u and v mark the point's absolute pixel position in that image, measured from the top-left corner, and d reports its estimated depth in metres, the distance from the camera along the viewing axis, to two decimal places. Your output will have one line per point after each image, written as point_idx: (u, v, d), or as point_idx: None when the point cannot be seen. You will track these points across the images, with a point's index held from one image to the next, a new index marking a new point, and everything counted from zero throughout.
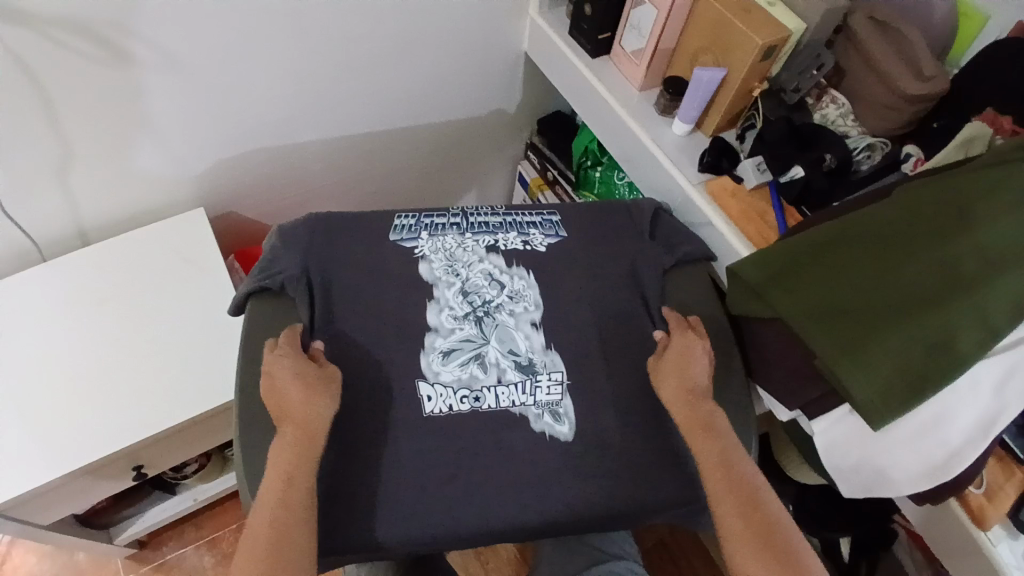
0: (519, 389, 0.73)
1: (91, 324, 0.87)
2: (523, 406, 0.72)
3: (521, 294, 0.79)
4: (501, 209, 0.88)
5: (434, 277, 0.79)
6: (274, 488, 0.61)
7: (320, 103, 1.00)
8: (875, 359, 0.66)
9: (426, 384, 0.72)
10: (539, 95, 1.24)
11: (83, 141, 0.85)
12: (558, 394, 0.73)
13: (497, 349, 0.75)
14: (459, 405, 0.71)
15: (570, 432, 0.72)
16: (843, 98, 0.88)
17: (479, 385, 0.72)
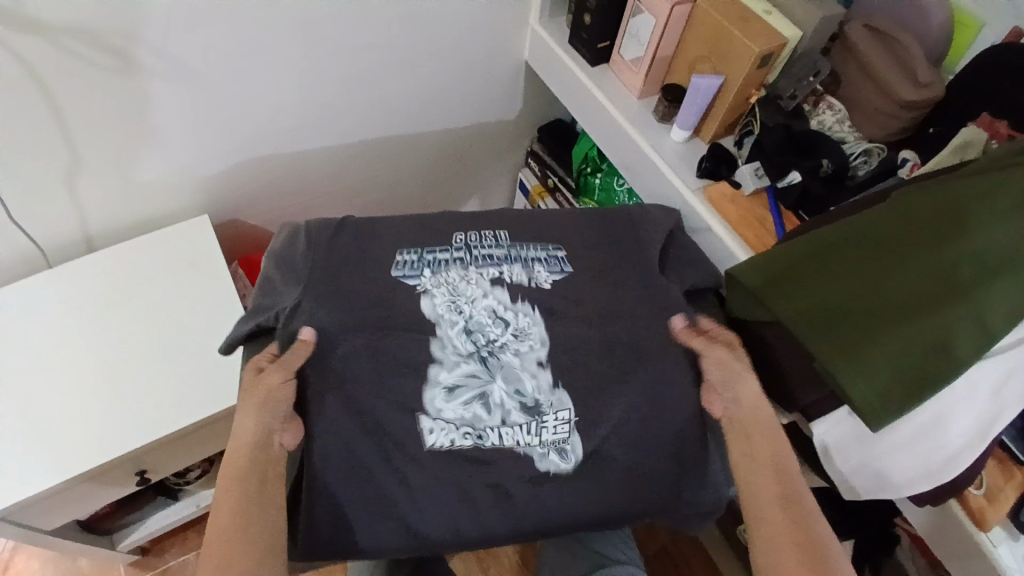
0: (524, 430, 0.70)
1: (96, 329, 0.88)
2: (528, 446, 0.69)
3: (526, 332, 0.74)
4: (505, 241, 0.82)
5: (437, 314, 0.73)
6: (247, 486, 0.61)
7: (324, 112, 1.01)
8: (874, 362, 0.67)
9: (427, 419, 0.68)
10: (540, 104, 1.25)
11: (90, 149, 0.86)
12: (566, 433, 0.69)
13: (503, 388, 0.71)
14: (461, 442, 0.69)
15: (572, 467, 0.69)
16: (839, 105, 0.88)
17: (482, 425, 0.69)
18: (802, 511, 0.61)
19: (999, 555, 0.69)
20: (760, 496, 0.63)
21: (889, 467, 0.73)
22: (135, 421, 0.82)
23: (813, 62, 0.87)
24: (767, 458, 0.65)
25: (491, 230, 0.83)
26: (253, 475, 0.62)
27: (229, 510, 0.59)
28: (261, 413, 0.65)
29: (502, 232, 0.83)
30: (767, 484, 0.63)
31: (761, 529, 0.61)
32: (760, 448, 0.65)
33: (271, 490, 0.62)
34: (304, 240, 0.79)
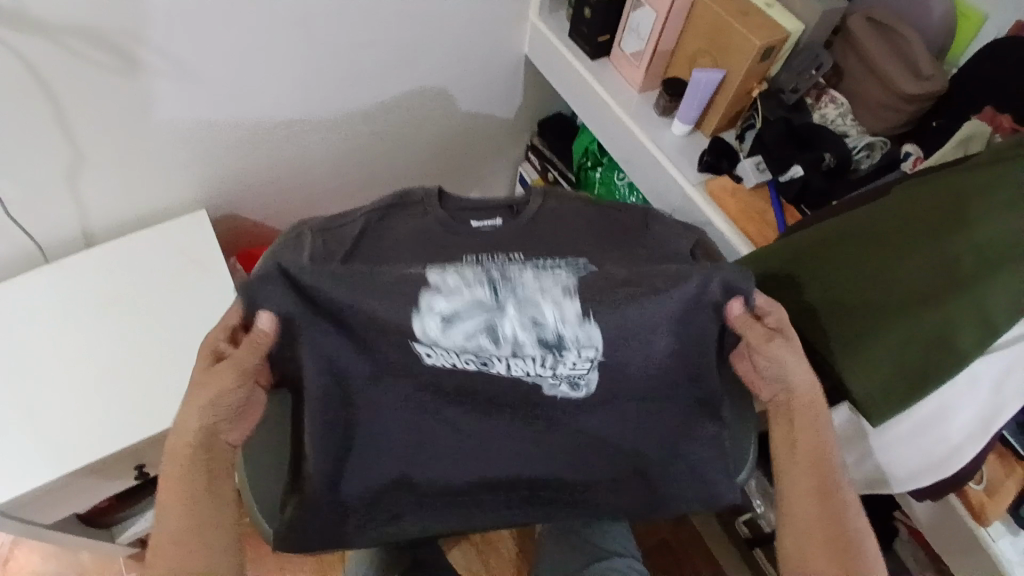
0: (536, 362, 0.60)
1: (95, 325, 0.88)
2: (539, 375, 0.62)
3: (552, 269, 0.58)
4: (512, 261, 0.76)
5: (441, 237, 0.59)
6: (187, 476, 0.58)
7: (325, 108, 1.01)
8: (876, 357, 0.69)
9: (422, 344, 0.58)
10: (540, 98, 1.25)
11: (90, 147, 0.86)
12: (584, 369, 0.61)
13: (514, 319, 0.58)
14: (464, 367, 0.60)
15: (585, 396, 0.65)
16: (842, 98, 0.88)
17: (489, 355, 0.59)
18: (839, 510, 0.60)
19: (998, 549, 0.69)
20: (796, 486, 0.62)
21: (894, 461, 0.74)
22: (135, 416, 0.82)
23: (814, 55, 0.85)
24: (810, 454, 0.62)
25: (500, 251, 0.77)
26: (199, 465, 0.58)
27: (175, 515, 0.57)
28: (207, 411, 0.58)
29: (512, 253, 0.76)
30: (806, 478, 0.62)
31: (795, 521, 0.62)
32: (801, 444, 0.63)
33: (219, 479, 0.60)
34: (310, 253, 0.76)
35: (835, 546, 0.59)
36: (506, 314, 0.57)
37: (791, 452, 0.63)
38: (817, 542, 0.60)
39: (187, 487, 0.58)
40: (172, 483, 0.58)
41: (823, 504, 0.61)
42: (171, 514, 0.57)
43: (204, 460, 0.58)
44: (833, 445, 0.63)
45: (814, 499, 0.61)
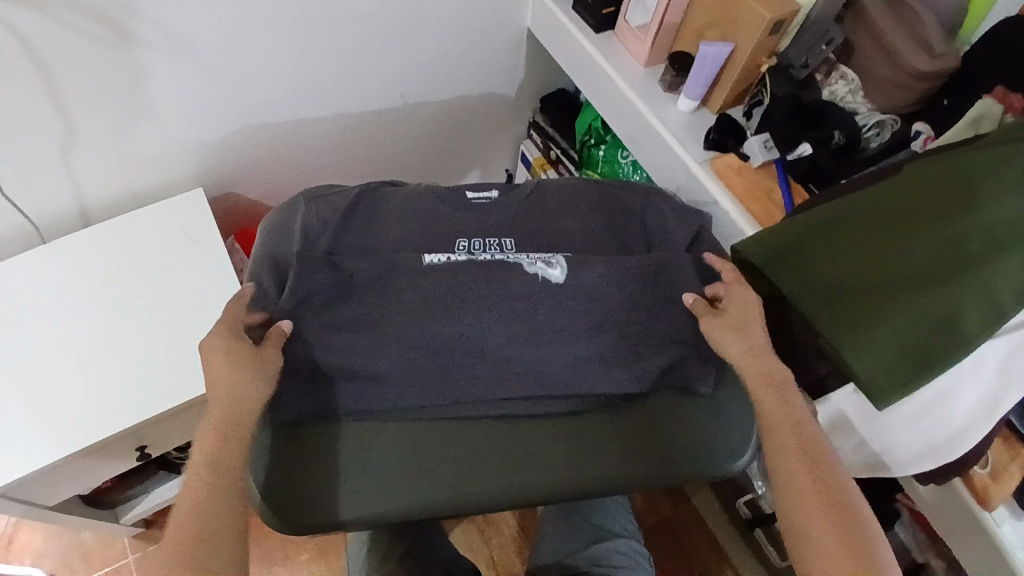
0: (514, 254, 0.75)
1: (95, 304, 0.87)
2: (517, 258, 0.74)
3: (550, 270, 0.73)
4: (511, 249, 0.77)
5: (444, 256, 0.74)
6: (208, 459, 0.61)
7: (322, 83, 0.99)
8: (879, 339, 0.67)
9: (430, 254, 0.74)
10: (543, 72, 1.22)
11: (85, 123, 0.84)
12: (552, 254, 0.75)
13: (493, 256, 0.75)
14: (457, 256, 0.74)
15: (563, 275, 0.72)
16: (852, 74, 0.86)
17: (478, 254, 0.76)
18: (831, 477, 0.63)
19: (1002, 533, 0.69)
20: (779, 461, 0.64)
21: (893, 445, 0.73)
22: (135, 398, 0.82)
23: (826, 30, 0.84)
24: (790, 429, 0.65)
25: (497, 238, 0.79)
26: (232, 448, 0.62)
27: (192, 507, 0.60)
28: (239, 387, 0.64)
29: (507, 239, 0.78)
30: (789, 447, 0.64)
31: (788, 492, 0.63)
32: (785, 419, 0.66)
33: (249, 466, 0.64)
34: (301, 233, 0.76)
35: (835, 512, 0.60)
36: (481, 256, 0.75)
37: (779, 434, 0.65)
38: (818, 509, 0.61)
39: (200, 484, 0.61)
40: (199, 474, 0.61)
41: (815, 475, 0.62)
42: (192, 503, 0.60)
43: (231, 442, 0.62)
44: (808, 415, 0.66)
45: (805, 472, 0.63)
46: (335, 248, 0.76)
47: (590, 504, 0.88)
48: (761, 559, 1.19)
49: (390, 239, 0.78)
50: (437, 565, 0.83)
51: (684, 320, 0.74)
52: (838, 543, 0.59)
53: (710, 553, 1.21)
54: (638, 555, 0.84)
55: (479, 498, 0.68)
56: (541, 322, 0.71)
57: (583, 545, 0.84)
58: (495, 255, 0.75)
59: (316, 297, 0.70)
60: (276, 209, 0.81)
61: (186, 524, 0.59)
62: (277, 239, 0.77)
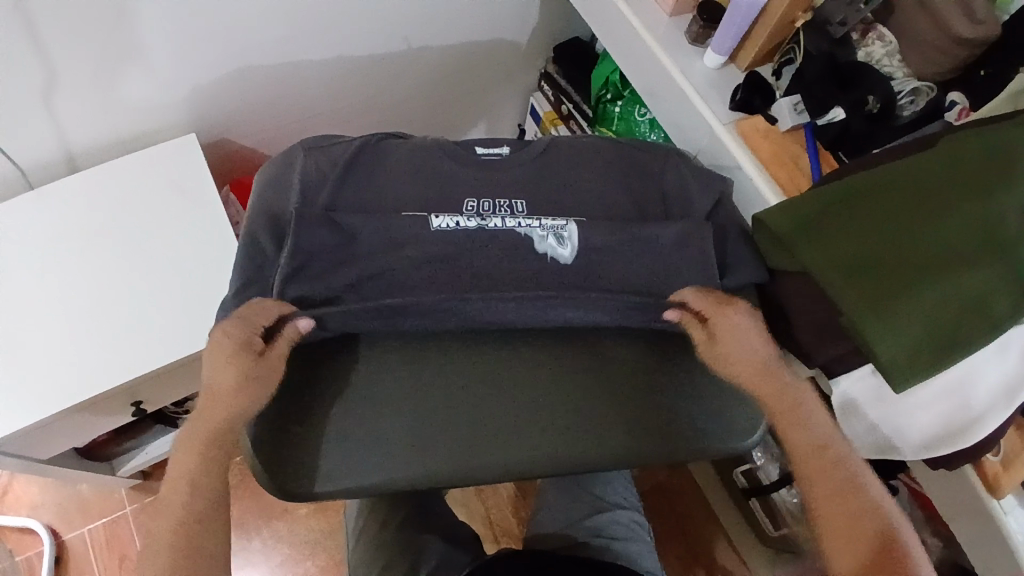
0: (524, 216, 0.72)
1: (83, 257, 0.83)
2: (529, 227, 0.71)
3: (562, 235, 0.71)
4: (521, 212, 0.73)
5: (455, 224, 0.70)
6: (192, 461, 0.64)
7: (321, 22, 0.92)
8: (906, 320, 0.63)
9: (438, 216, 0.70)
10: (557, 17, 1.14)
11: (70, 62, 0.78)
12: (564, 220, 0.72)
13: (504, 221, 0.71)
14: (466, 222, 0.70)
15: (571, 255, 0.70)
16: (890, 35, 0.79)
17: (487, 215, 0.72)
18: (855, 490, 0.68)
19: (1008, 523, 0.67)
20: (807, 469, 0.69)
21: (906, 429, 0.70)
22: (125, 356, 0.79)
23: None
24: (803, 434, 0.69)
25: (506, 198, 0.75)
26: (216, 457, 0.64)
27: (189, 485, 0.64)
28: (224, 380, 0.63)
29: (518, 199, 0.75)
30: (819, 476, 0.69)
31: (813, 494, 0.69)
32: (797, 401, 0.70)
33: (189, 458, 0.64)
34: (298, 187, 0.72)
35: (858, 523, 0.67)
36: (490, 221, 0.71)
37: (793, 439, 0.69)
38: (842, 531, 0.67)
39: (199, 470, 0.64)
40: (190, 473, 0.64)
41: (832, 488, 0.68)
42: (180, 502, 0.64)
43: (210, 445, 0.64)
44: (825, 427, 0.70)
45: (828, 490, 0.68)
46: (334, 205, 0.72)
47: (591, 476, 0.87)
48: (754, 526, 1.17)
49: (394, 199, 0.73)
50: (436, 535, 0.83)
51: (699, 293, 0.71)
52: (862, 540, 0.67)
53: (703, 518, 1.22)
54: (639, 528, 0.84)
55: (486, 470, 0.65)
56: (544, 290, 0.69)
57: (580, 515, 0.84)
58: (503, 217, 0.72)
59: (317, 265, 0.67)
60: (273, 157, 0.76)
61: (170, 525, 0.63)
62: (273, 194, 0.73)
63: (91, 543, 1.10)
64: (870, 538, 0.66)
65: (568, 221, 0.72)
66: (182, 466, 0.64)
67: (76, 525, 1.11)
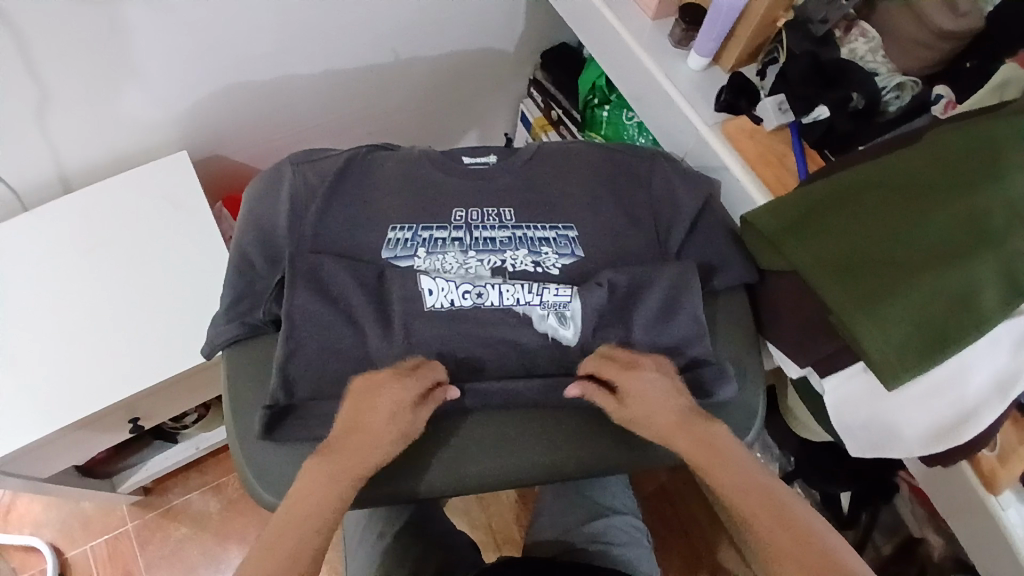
0: (525, 288, 0.69)
1: (77, 276, 0.84)
2: (528, 304, 0.68)
3: (564, 309, 0.68)
4: (508, 221, 0.75)
5: (449, 302, 0.67)
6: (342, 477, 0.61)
7: (309, 36, 0.93)
8: (894, 315, 0.63)
9: (428, 277, 0.68)
10: (545, 24, 1.15)
11: (57, 82, 0.79)
12: (568, 295, 0.69)
13: (500, 295, 0.68)
14: (461, 301, 0.68)
15: (574, 336, 0.68)
16: (873, 31, 0.79)
17: (482, 282, 0.69)
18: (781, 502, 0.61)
19: (1006, 517, 0.67)
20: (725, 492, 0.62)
21: (900, 425, 0.70)
22: (120, 374, 0.80)
23: None
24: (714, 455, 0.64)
25: (494, 206, 0.76)
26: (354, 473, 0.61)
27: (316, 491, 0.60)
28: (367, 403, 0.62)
29: (506, 207, 0.76)
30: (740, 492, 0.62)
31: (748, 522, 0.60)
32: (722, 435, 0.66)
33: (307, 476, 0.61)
34: (288, 200, 0.72)
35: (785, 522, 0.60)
36: (485, 292, 0.68)
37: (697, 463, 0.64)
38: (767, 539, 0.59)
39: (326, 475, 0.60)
40: (316, 479, 0.60)
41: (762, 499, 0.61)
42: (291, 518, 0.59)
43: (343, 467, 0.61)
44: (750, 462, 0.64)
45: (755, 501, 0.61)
46: (321, 221, 0.72)
47: (588, 481, 0.87)
48: None
49: (380, 207, 0.73)
50: (431, 542, 0.83)
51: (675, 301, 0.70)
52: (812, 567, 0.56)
53: (706, 521, 1.22)
54: (636, 532, 0.84)
55: (480, 477, 0.67)
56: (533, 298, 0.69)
57: (578, 521, 0.84)
58: (500, 289, 0.69)
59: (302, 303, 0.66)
60: (263, 173, 0.76)
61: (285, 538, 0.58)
62: (262, 207, 0.73)
63: (94, 559, 1.11)
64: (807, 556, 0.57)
65: (572, 297, 0.69)
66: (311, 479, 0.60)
67: (80, 542, 1.11)
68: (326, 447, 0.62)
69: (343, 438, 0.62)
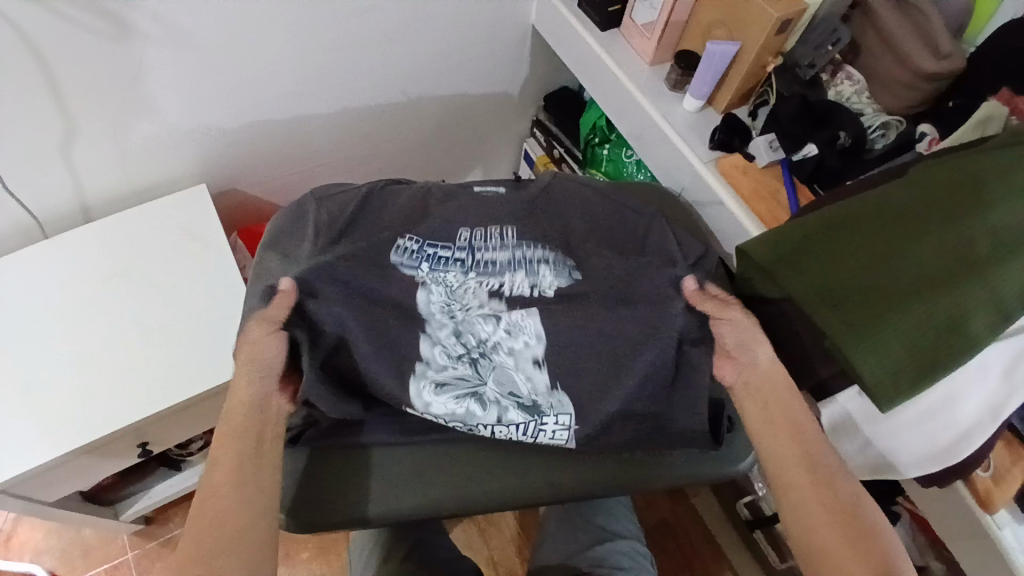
0: (519, 430, 0.66)
1: (93, 301, 0.86)
2: (521, 439, 0.67)
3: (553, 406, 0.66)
4: (510, 241, 0.74)
5: (429, 310, 0.68)
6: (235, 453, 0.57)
7: (327, 78, 0.98)
8: (884, 339, 0.65)
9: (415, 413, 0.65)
10: (547, 70, 1.21)
11: (83, 115, 0.83)
12: (562, 440, 0.66)
13: (495, 390, 0.66)
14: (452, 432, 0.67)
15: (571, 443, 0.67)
16: (858, 75, 0.85)
17: (474, 422, 0.65)
18: (831, 472, 0.59)
19: (1002, 536, 0.69)
20: (780, 464, 0.60)
21: (898, 448, 0.73)
22: (134, 395, 0.81)
23: (832, 29, 0.84)
24: (788, 426, 0.62)
25: (497, 228, 0.76)
26: (249, 439, 0.58)
27: (228, 473, 0.56)
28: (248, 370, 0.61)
29: (509, 228, 0.76)
30: (790, 450, 0.60)
31: (787, 495, 0.59)
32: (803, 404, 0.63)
33: (228, 449, 0.57)
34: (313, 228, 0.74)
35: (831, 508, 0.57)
36: (484, 392, 0.66)
37: (770, 436, 0.62)
38: (827, 522, 0.57)
39: (239, 448, 0.57)
40: (228, 453, 0.57)
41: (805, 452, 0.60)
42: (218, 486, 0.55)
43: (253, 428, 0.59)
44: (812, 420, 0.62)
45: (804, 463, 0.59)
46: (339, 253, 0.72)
47: (592, 505, 0.88)
48: (759, 557, 1.20)
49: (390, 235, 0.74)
50: (439, 567, 0.83)
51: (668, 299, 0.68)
52: (851, 551, 0.55)
53: (710, 554, 1.21)
54: (641, 556, 0.84)
55: (486, 496, 0.68)
56: None
57: (583, 545, 0.84)
58: (494, 429, 0.66)
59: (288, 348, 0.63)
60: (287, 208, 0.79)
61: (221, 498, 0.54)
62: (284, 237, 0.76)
63: None
64: (849, 532, 0.56)
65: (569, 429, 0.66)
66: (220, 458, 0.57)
67: (80, 571, 1.10)
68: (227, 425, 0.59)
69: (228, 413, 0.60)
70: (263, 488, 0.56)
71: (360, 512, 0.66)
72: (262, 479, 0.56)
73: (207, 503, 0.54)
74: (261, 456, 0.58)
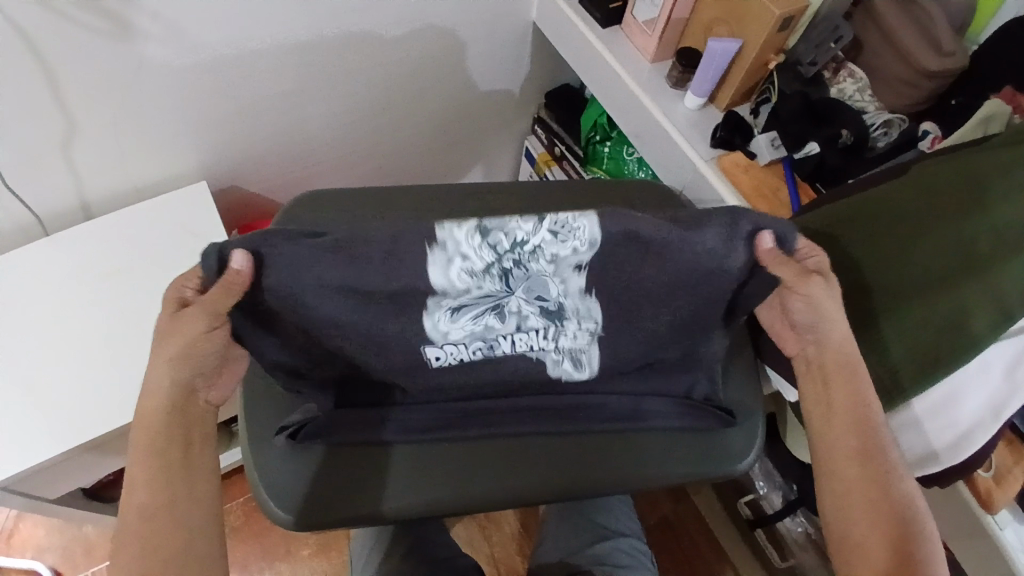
0: (540, 334, 0.61)
1: (93, 298, 0.87)
2: (542, 350, 0.62)
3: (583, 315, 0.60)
4: None
5: (446, 240, 0.53)
6: (163, 455, 0.55)
7: (328, 76, 0.98)
8: (885, 337, 0.65)
9: (434, 347, 0.60)
10: (548, 68, 1.21)
11: (83, 112, 0.83)
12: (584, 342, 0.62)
13: (522, 297, 0.57)
14: (473, 355, 0.61)
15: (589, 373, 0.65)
16: (860, 73, 0.85)
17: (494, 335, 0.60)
18: (884, 468, 0.58)
19: (1004, 536, 0.70)
20: (834, 454, 0.60)
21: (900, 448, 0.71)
22: (133, 392, 0.81)
23: (833, 27, 0.84)
24: (847, 416, 0.60)
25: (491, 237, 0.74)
26: (175, 438, 0.56)
27: (147, 482, 0.54)
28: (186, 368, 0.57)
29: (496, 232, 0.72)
30: (845, 439, 0.60)
31: (834, 489, 0.60)
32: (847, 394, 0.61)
33: (154, 449, 0.55)
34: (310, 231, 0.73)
35: (883, 505, 0.57)
36: (509, 304, 0.58)
37: (825, 420, 0.62)
38: (873, 515, 0.57)
39: (162, 451, 0.55)
40: (144, 460, 0.55)
41: (863, 441, 0.60)
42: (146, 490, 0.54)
43: (179, 427, 0.57)
44: (875, 403, 0.61)
45: (861, 463, 0.59)
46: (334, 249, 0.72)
47: (593, 504, 0.88)
48: (759, 555, 1.21)
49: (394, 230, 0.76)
50: (439, 564, 0.83)
51: (706, 260, 0.55)
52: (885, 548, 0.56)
53: (711, 551, 1.21)
54: (640, 554, 0.85)
55: (485, 497, 0.67)
56: None
57: (583, 544, 0.84)
58: (512, 339, 0.60)
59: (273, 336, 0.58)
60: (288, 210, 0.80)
61: (145, 502, 0.54)
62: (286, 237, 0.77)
63: None
64: (888, 530, 0.56)
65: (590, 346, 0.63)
66: (138, 467, 0.55)
67: (81, 567, 1.10)
68: (148, 430, 0.56)
69: (141, 415, 0.56)
70: (197, 505, 0.55)
71: (360, 511, 0.65)
72: (197, 493, 0.56)
73: (136, 520, 0.53)
74: (187, 456, 0.57)
